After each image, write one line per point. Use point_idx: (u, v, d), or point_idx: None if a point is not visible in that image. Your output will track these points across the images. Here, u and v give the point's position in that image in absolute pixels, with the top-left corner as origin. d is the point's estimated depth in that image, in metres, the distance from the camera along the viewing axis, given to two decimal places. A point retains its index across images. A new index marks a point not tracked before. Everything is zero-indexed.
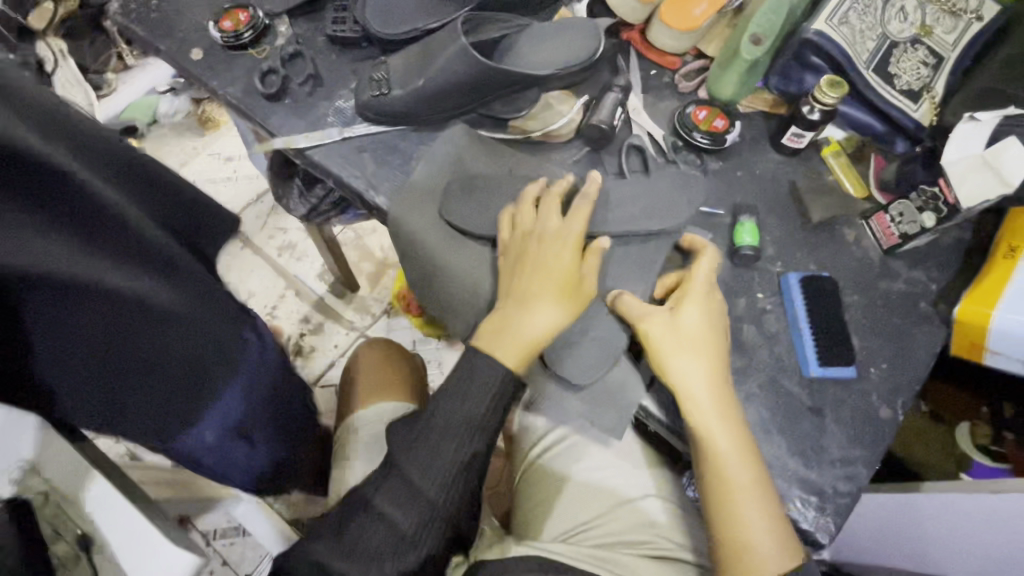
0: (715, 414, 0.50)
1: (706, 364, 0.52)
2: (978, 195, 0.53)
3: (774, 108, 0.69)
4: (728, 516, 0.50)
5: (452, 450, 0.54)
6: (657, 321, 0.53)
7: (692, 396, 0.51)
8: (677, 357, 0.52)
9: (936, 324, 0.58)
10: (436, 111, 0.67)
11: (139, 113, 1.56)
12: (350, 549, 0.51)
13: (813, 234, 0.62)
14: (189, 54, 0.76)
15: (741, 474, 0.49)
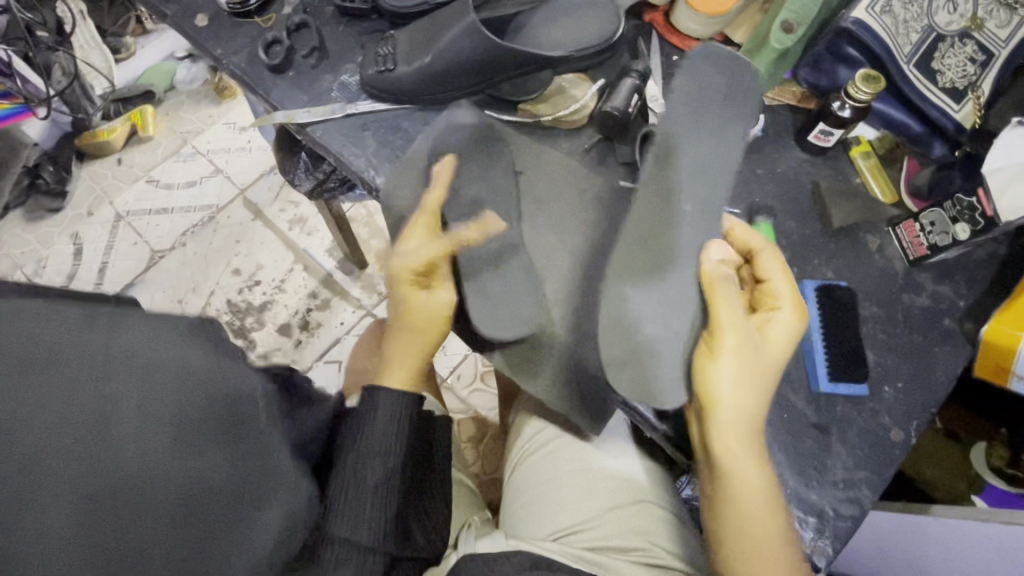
0: (746, 442, 0.46)
1: (752, 386, 0.47)
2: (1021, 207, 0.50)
3: (802, 102, 0.64)
4: (738, 539, 0.46)
5: (382, 468, 0.50)
6: (739, 329, 0.48)
7: (730, 423, 0.46)
8: (734, 376, 0.47)
9: (960, 343, 0.54)
10: (442, 91, 0.64)
11: (157, 78, 1.55)
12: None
13: (834, 240, 0.58)
14: (193, 19, 0.74)
15: (764, 506, 0.46)
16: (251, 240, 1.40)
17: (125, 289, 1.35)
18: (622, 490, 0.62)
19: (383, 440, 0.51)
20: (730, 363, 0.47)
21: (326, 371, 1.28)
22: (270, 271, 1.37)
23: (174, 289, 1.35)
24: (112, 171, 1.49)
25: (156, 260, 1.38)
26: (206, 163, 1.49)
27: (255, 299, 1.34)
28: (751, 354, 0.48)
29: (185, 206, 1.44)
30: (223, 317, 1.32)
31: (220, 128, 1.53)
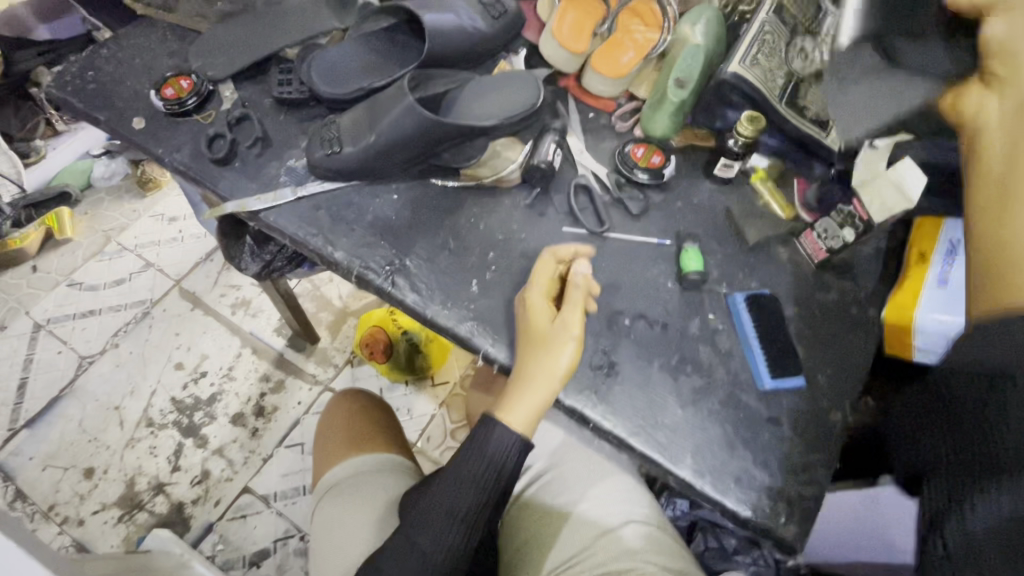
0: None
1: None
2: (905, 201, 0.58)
3: (703, 141, 0.75)
4: (996, 243, 0.38)
5: (470, 480, 0.56)
6: (1020, 6, 0.40)
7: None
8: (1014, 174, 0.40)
9: (868, 327, 0.63)
10: (390, 165, 0.69)
11: (71, 178, 1.51)
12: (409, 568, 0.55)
13: (751, 255, 0.67)
14: (130, 123, 0.76)
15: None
16: (193, 329, 1.35)
17: (53, 403, 1.25)
18: (609, 515, 0.65)
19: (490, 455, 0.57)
20: (1011, 96, 0.40)
21: (289, 455, 1.23)
22: (216, 359, 1.32)
23: (109, 395, 1.27)
24: (28, 279, 1.40)
25: (86, 366, 1.30)
26: (135, 259, 1.44)
27: (202, 392, 1.28)
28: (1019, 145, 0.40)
29: (114, 305, 1.38)
30: (168, 418, 1.25)
31: (148, 221, 1.50)
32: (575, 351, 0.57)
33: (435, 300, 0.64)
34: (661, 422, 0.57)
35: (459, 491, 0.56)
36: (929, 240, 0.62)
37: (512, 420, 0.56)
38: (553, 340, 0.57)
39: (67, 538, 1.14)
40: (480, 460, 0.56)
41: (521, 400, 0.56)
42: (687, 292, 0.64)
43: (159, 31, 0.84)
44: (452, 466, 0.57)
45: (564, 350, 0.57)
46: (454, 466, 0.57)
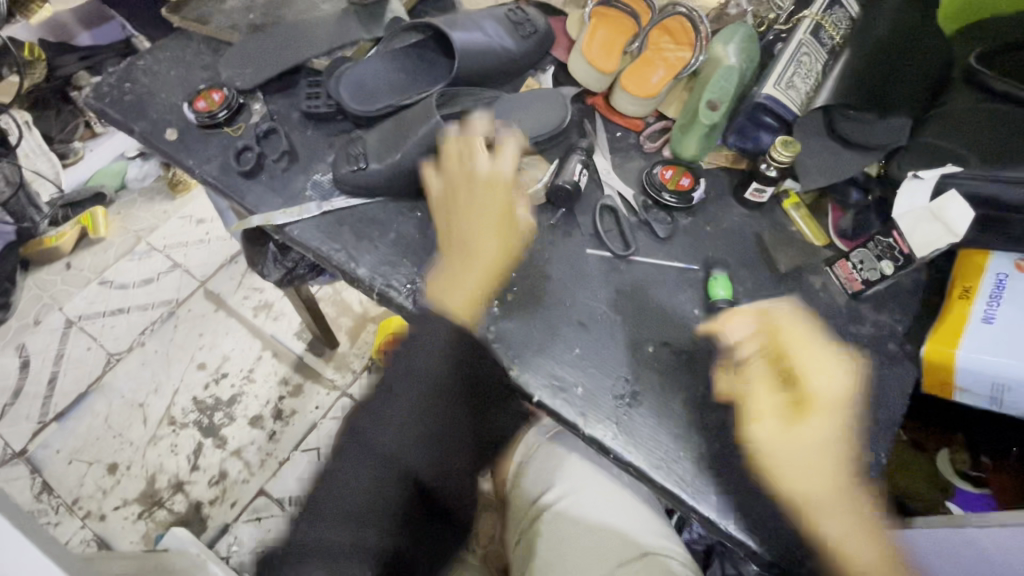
0: (834, 519, 0.49)
1: (828, 466, 0.49)
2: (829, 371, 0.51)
3: (735, 163, 0.72)
4: None
5: (414, 384, 0.52)
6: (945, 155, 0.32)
7: (804, 480, 0.49)
8: (815, 427, 0.49)
9: (905, 364, 0.60)
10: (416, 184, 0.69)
11: (107, 179, 1.55)
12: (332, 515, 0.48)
13: (781, 283, 0.65)
14: (163, 134, 0.78)
15: (838, 504, 0.49)
16: (216, 331, 1.37)
17: (80, 399, 1.28)
18: (627, 548, 0.62)
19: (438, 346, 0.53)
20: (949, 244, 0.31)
21: (304, 461, 1.24)
22: (238, 361, 1.34)
23: (134, 393, 1.29)
24: (62, 276, 1.45)
25: (114, 363, 1.33)
26: (163, 259, 1.48)
27: (223, 394, 1.30)
28: (795, 442, 0.49)
29: (143, 304, 1.41)
30: (190, 417, 1.27)
31: (176, 223, 1.53)
32: (499, 240, 0.58)
33: None
34: (685, 457, 0.55)
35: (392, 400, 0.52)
36: (975, 276, 0.59)
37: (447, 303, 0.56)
38: (500, 201, 0.59)
39: (89, 533, 1.16)
40: (410, 371, 0.52)
41: (456, 267, 0.57)
42: (713, 320, 0.62)
43: (194, 43, 0.86)
44: (389, 374, 0.54)
45: (490, 234, 0.58)
46: (392, 379, 0.53)
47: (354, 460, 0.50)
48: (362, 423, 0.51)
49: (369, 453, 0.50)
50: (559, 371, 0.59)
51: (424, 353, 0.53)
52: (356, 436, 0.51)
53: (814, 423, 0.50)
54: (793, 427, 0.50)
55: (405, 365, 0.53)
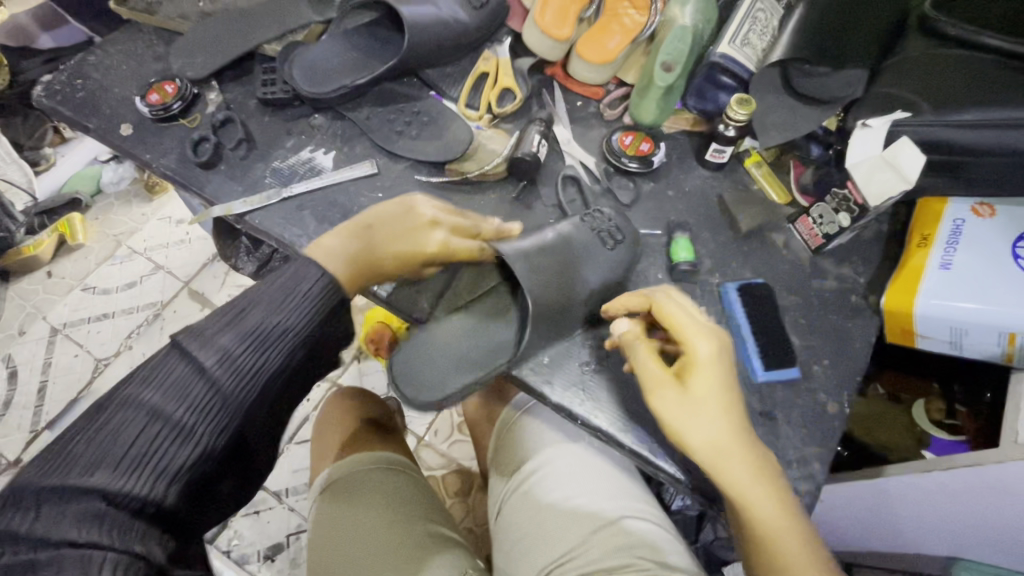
0: (743, 465, 0.44)
1: (721, 426, 0.45)
2: (701, 332, 0.48)
3: (695, 126, 0.72)
4: None
5: (267, 336, 0.45)
6: None
7: (710, 434, 0.45)
8: (694, 386, 0.46)
9: (867, 315, 0.60)
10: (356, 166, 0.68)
11: (82, 184, 1.54)
12: (175, 388, 0.41)
13: (745, 243, 0.65)
14: (118, 129, 0.76)
15: (762, 471, 0.45)
16: None
17: (71, 405, 1.28)
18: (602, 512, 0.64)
19: (304, 294, 0.47)
20: None
21: (297, 453, 1.24)
22: None
23: None
24: (43, 285, 1.44)
25: (102, 368, 1.33)
26: (145, 262, 1.47)
27: None
28: (694, 405, 0.45)
29: (127, 307, 1.40)
30: None
31: (156, 224, 1.52)
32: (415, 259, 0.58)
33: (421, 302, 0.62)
34: (651, 419, 0.56)
35: (244, 362, 0.44)
36: (932, 222, 0.59)
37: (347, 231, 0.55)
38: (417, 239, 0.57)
39: None
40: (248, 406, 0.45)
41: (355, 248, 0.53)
42: (678, 284, 0.62)
43: (145, 36, 0.84)
44: (244, 310, 0.46)
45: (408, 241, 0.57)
46: (254, 294, 0.47)
47: (182, 375, 0.42)
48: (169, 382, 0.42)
49: (199, 392, 0.42)
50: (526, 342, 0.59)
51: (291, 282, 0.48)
52: (154, 379, 0.42)
53: (697, 385, 0.46)
54: (685, 393, 0.46)
55: (260, 296, 0.47)
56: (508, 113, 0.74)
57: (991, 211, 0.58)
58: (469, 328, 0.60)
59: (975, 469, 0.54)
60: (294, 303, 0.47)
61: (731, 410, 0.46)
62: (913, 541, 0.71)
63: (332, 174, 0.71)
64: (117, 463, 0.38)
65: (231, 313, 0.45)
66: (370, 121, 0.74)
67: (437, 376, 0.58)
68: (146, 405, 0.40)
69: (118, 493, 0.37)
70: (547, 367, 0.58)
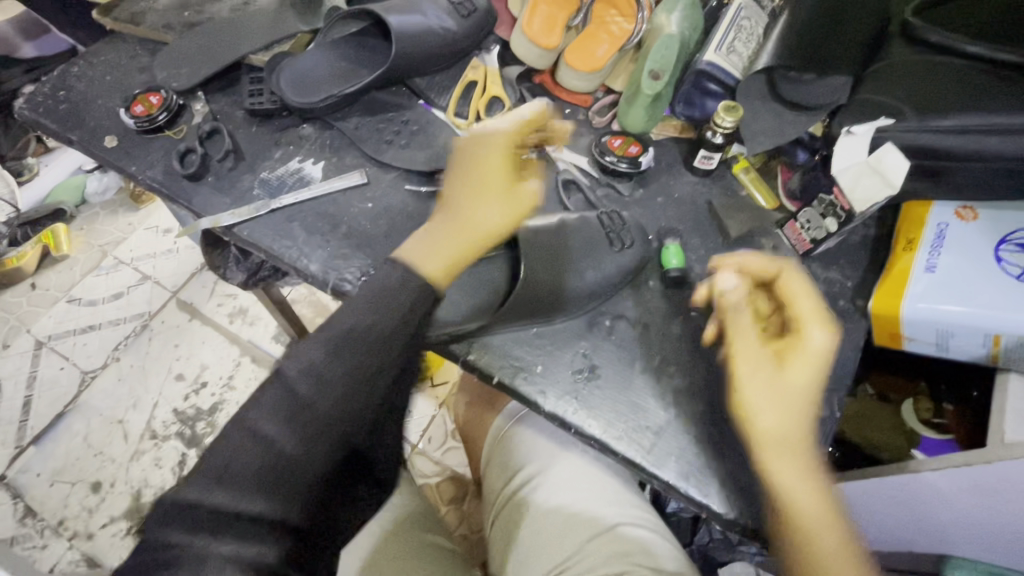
0: (800, 469, 0.42)
1: (794, 416, 0.43)
2: (822, 318, 0.46)
3: (683, 132, 0.73)
4: None
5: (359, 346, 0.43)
6: None
7: (779, 419, 0.43)
8: (790, 370, 0.44)
9: (856, 318, 0.61)
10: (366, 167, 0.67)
11: (66, 194, 1.51)
12: (298, 393, 0.42)
13: (734, 249, 0.65)
14: (102, 141, 0.75)
15: (814, 474, 0.42)
16: (192, 341, 1.35)
17: (57, 420, 1.26)
18: (599, 520, 0.64)
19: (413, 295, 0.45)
20: None
21: None
22: (216, 369, 1.32)
23: (112, 409, 1.27)
24: (27, 297, 1.41)
25: (89, 381, 1.31)
26: (132, 272, 1.45)
27: (204, 403, 1.29)
28: (789, 387, 0.44)
29: (114, 318, 1.38)
30: (171, 429, 1.26)
31: (143, 234, 1.50)
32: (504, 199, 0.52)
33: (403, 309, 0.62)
34: (645, 426, 0.56)
35: (353, 368, 0.43)
36: (916, 226, 0.60)
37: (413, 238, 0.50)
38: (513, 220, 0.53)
39: (77, 553, 1.15)
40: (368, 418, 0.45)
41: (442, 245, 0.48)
42: (668, 290, 0.63)
43: (129, 47, 0.84)
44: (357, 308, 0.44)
45: (492, 202, 0.52)
46: (369, 284, 0.46)
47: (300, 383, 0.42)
48: (284, 407, 0.41)
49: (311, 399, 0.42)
50: (519, 351, 0.59)
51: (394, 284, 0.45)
52: (291, 377, 0.42)
53: (795, 368, 0.44)
54: (776, 376, 0.44)
55: (370, 289, 0.45)
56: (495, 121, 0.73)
57: (973, 215, 0.59)
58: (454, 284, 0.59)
59: (962, 470, 0.55)
60: (395, 301, 0.45)
61: (806, 402, 0.44)
62: (904, 540, 0.72)
63: (321, 184, 0.71)
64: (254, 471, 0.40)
65: (354, 307, 0.45)
66: (358, 131, 0.74)
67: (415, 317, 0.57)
68: (258, 421, 0.41)
69: (243, 509, 0.39)
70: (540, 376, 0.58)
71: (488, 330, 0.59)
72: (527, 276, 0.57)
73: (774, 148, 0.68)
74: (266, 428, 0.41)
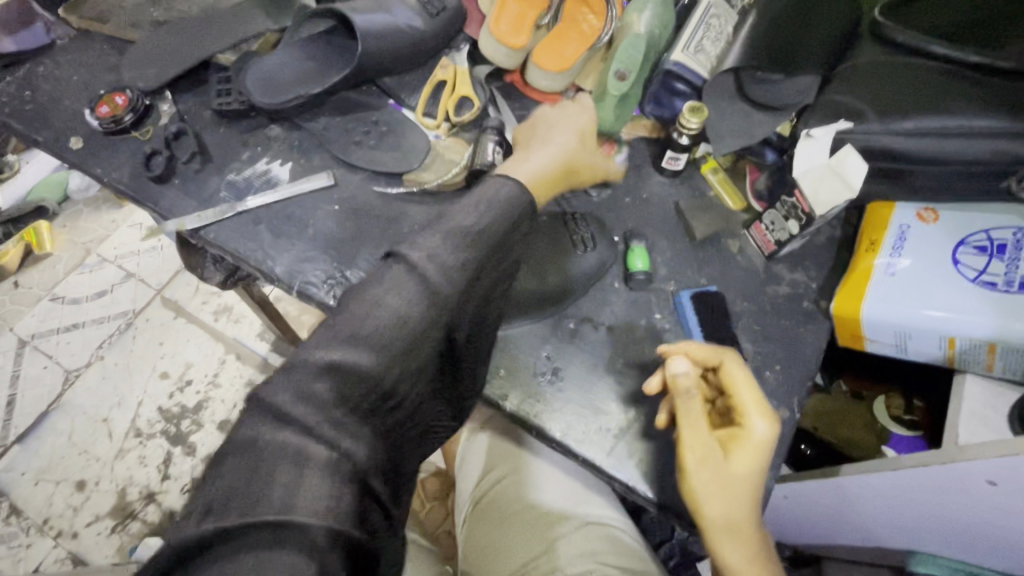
0: (741, 548, 0.45)
1: (737, 501, 0.45)
2: (767, 413, 0.47)
3: (653, 133, 0.72)
4: None
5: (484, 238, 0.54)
6: None
7: (724, 508, 0.45)
8: (733, 462, 0.45)
9: (819, 320, 0.61)
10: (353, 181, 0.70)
11: (47, 191, 1.49)
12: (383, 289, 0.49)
13: (700, 250, 0.65)
14: (68, 143, 0.74)
15: (755, 555, 0.46)
16: (175, 339, 1.35)
17: (40, 419, 1.26)
18: (566, 520, 0.65)
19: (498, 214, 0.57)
20: None
21: None
22: (200, 369, 1.32)
23: (95, 409, 1.27)
24: (9, 296, 1.40)
25: (72, 380, 1.30)
26: (115, 270, 1.44)
27: (188, 401, 1.28)
28: (733, 484, 0.45)
29: (97, 317, 1.38)
30: (156, 428, 1.26)
31: (125, 232, 1.49)
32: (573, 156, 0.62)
33: None
34: (607, 428, 0.56)
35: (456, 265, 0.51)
36: (879, 228, 0.60)
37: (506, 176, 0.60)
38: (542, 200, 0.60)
39: (61, 552, 1.15)
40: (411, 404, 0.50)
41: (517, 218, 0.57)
42: (634, 292, 0.63)
43: (96, 45, 0.82)
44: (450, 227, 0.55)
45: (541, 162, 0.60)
46: (462, 204, 0.56)
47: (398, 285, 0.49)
48: (347, 342, 0.45)
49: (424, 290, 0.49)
50: (483, 355, 0.59)
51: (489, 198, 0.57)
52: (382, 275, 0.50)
53: (739, 461, 0.46)
54: (722, 466, 0.46)
55: (467, 211, 0.56)
56: (464, 122, 0.73)
57: (935, 216, 0.59)
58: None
59: (919, 470, 0.55)
60: (489, 209, 0.56)
61: (745, 497, 0.46)
62: (870, 536, 0.73)
63: (289, 186, 0.71)
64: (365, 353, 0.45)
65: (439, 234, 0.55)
66: (327, 132, 0.73)
67: None
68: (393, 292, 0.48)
69: (353, 367, 0.44)
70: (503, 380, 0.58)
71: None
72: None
73: (742, 148, 0.68)
74: (336, 356, 0.44)
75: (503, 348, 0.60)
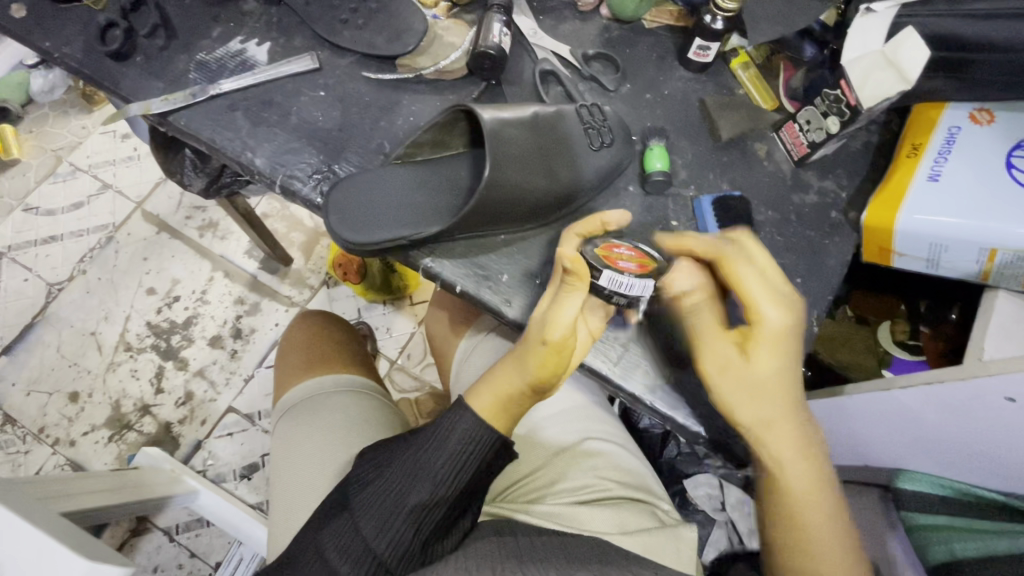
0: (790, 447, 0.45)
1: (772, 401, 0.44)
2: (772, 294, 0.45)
3: (679, 21, 0.64)
4: None
5: (524, 130, 0.54)
6: None
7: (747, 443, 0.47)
8: (758, 364, 0.44)
9: (847, 232, 0.57)
10: (343, 74, 0.62)
11: (8, 92, 1.36)
12: (435, 185, 0.56)
13: (724, 153, 0.60)
14: (8, 10, 0.64)
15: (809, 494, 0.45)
16: (159, 253, 1.29)
17: (26, 330, 1.23)
18: (567, 433, 0.64)
19: (540, 109, 0.56)
20: None
21: (267, 376, 1.21)
22: (187, 284, 1.27)
23: (83, 321, 1.24)
24: None
25: (56, 293, 1.25)
26: (90, 181, 1.35)
27: (177, 317, 1.25)
28: (765, 399, 0.44)
29: (75, 230, 1.31)
30: (146, 342, 1.23)
31: (98, 138, 1.38)
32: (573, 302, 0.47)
33: (351, 216, 0.54)
34: (613, 337, 0.54)
35: (502, 148, 0.52)
36: (925, 130, 0.55)
37: (482, 395, 0.50)
38: (518, 360, 0.49)
39: (59, 459, 1.16)
40: (442, 444, 0.49)
41: (497, 380, 0.49)
42: (649, 197, 0.58)
43: None
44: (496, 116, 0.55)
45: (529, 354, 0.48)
46: (510, 104, 0.56)
47: (449, 179, 0.57)
48: (405, 221, 0.54)
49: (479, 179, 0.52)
50: (487, 258, 0.55)
51: (517, 111, 0.54)
52: (429, 175, 0.57)
53: (763, 361, 0.44)
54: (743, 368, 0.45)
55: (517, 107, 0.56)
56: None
57: (989, 118, 0.54)
58: (421, 181, 0.56)
59: (936, 388, 0.53)
60: (538, 108, 0.55)
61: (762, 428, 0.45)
62: (864, 455, 0.73)
63: (267, 69, 0.62)
64: (422, 231, 0.53)
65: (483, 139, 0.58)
66: (309, 8, 0.64)
67: (368, 214, 0.54)
68: (444, 186, 0.56)
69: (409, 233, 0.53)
70: (508, 284, 0.55)
71: (452, 235, 0.54)
72: (492, 175, 0.51)
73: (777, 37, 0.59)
74: (397, 230, 0.54)
75: (507, 251, 0.55)
